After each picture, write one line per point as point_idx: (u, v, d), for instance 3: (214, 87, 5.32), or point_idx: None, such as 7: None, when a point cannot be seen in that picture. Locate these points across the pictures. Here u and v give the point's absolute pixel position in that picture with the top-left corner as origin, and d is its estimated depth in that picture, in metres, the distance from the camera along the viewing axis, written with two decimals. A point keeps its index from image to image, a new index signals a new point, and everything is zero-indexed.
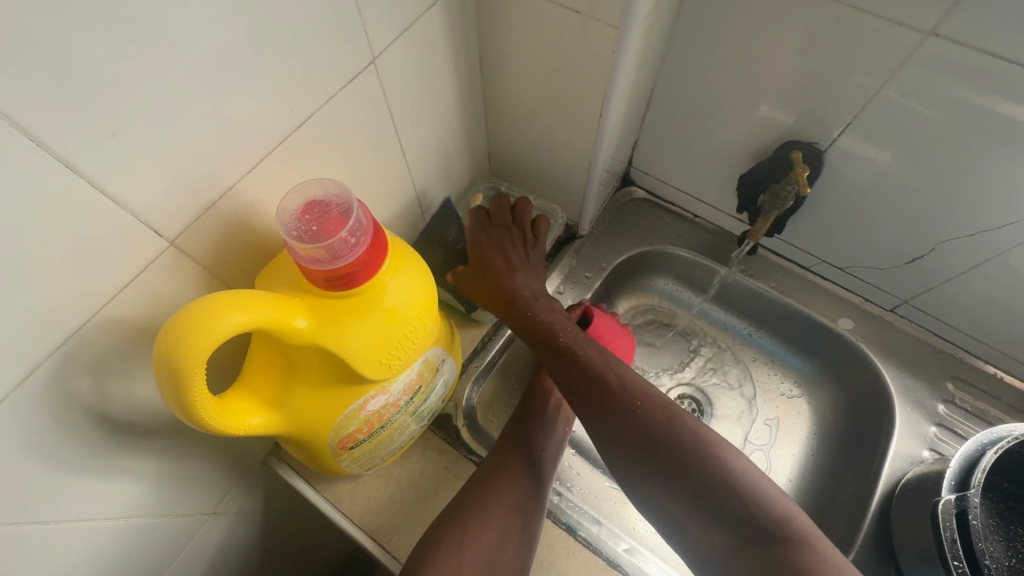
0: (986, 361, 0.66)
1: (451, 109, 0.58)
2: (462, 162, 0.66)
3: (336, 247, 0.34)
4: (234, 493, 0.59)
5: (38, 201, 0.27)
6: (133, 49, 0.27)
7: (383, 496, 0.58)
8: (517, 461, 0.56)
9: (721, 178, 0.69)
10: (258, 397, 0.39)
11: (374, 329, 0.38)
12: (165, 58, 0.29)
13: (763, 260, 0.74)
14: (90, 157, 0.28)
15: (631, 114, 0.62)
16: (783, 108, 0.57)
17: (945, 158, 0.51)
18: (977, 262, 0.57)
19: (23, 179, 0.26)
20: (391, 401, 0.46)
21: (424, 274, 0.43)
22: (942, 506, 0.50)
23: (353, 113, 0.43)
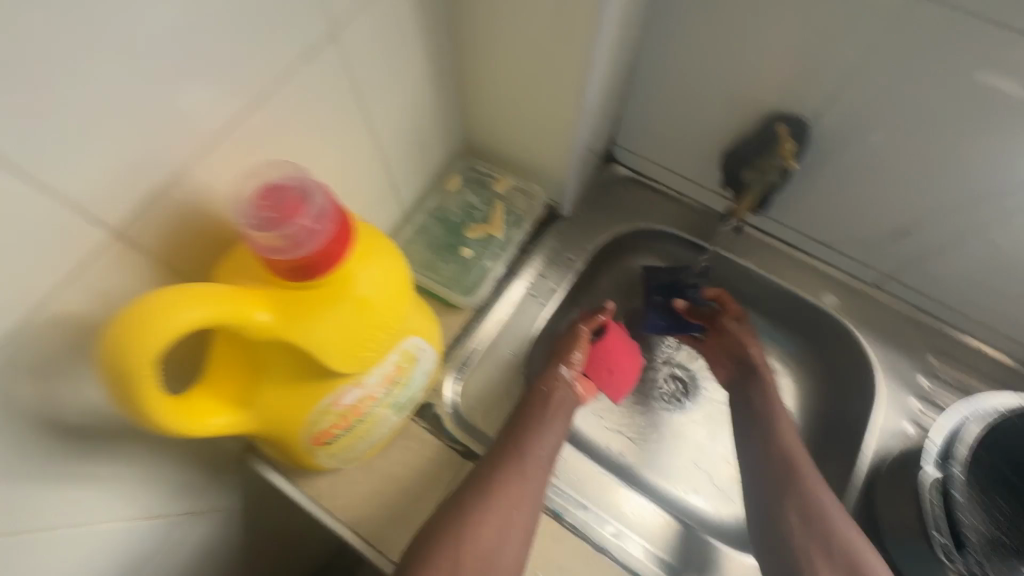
0: (968, 334, 0.66)
1: (423, 85, 0.55)
2: (438, 142, 0.63)
3: (297, 234, 0.31)
4: (210, 492, 0.56)
5: None
6: (50, 12, 0.24)
7: (365, 490, 0.57)
8: (518, 463, 0.54)
9: (706, 154, 0.67)
10: (221, 396, 0.36)
11: (345, 322, 0.36)
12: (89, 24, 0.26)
13: (748, 239, 0.73)
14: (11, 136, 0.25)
15: (613, 89, 0.60)
16: (769, 80, 0.55)
17: (932, 128, 0.50)
18: (963, 235, 0.57)
19: None
20: (367, 393, 0.44)
21: (394, 261, 0.40)
22: (925, 482, 0.51)
23: (316, 89, 0.41)
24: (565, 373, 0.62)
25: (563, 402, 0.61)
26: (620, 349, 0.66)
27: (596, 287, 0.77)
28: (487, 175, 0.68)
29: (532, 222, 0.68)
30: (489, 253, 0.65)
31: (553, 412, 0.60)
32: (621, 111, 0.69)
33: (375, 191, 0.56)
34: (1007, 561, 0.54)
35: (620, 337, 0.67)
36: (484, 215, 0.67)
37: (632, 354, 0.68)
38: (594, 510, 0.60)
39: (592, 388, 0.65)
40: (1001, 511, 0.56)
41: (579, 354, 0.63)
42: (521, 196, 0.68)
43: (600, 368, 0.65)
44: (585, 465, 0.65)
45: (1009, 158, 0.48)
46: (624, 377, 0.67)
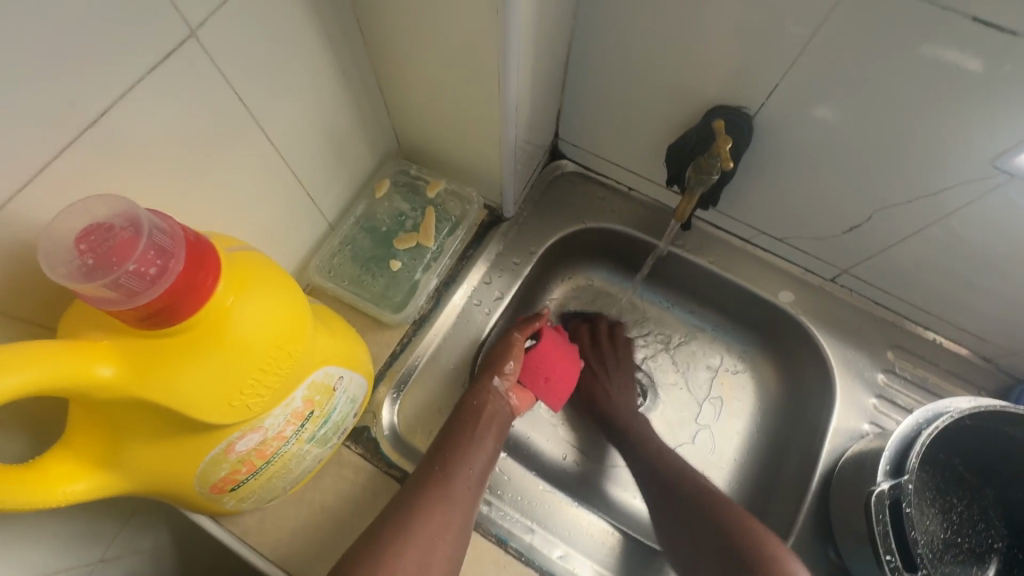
0: (925, 327, 0.64)
1: (332, 84, 0.50)
2: (360, 145, 0.59)
3: (128, 282, 0.27)
4: (124, 536, 0.52)
5: None
6: None
7: (296, 525, 0.52)
8: (443, 486, 0.50)
9: (651, 147, 0.63)
10: (81, 458, 0.32)
11: (214, 369, 0.31)
12: None
13: (700, 234, 0.70)
14: None
15: (545, 82, 0.55)
16: (709, 68, 0.51)
17: (877, 118, 0.47)
18: (916, 228, 0.54)
19: None
20: (270, 436, 0.39)
21: (283, 291, 0.35)
22: (876, 498, 0.48)
23: (183, 97, 0.36)
24: (498, 385, 0.59)
25: (496, 416, 0.58)
26: (556, 355, 0.62)
27: (545, 290, 0.74)
28: (420, 179, 0.65)
29: (468, 228, 0.66)
30: (421, 264, 0.62)
31: (484, 427, 0.56)
32: (560, 104, 0.64)
33: (285, 203, 0.51)
34: (959, 564, 0.53)
35: (554, 342, 0.63)
36: (415, 223, 0.63)
37: (570, 361, 0.64)
38: (541, 533, 0.57)
39: (526, 398, 0.62)
40: (957, 512, 0.54)
41: (512, 364, 0.59)
42: (455, 201, 0.66)
43: (535, 376, 0.61)
44: (532, 483, 0.61)
45: (958, 148, 0.45)
46: (562, 387, 0.62)
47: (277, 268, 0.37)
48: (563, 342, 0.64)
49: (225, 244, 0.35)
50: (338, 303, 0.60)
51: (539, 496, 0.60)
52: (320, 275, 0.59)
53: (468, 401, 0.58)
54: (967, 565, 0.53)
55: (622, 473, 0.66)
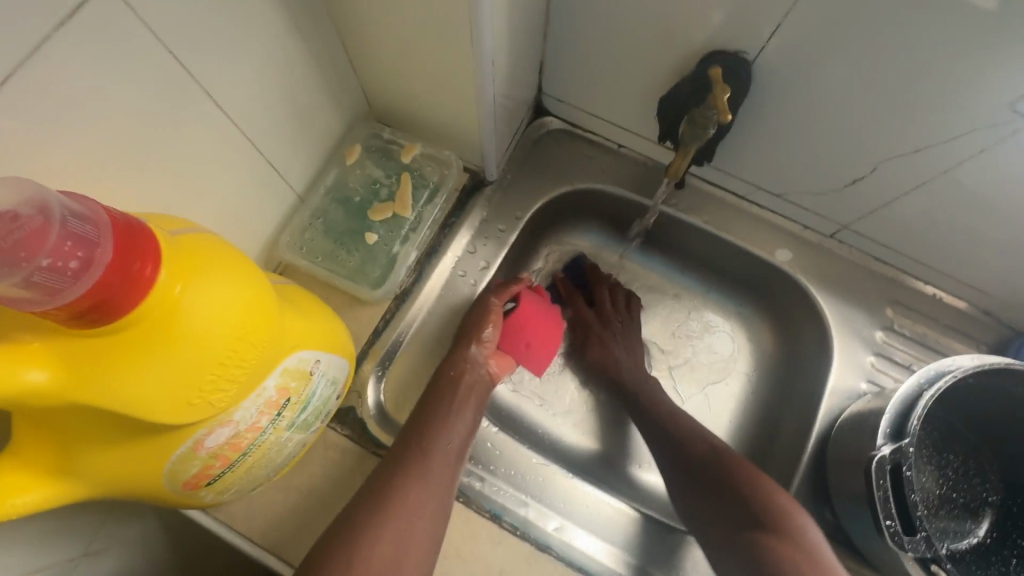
0: (925, 282, 0.62)
1: (284, 40, 0.44)
2: (324, 108, 0.54)
3: (44, 279, 0.24)
4: (111, 526, 0.50)
5: None
6: None
7: (285, 509, 0.51)
8: (421, 462, 0.48)
9: (641, 100, 0.59)
10: (32, 468, 0.30)
11: (165, 367, 0.28)
12: None
13: (695, 192, 0.66)
14: None
15: (524, 31, 0.50)
16: (702, 12, 0.46)
17: (889, 61, 0.42)
18: (919, 180, 0.51)
19: None
20: (242, 428, 0.37)
21: (236, 274, 0.32)
22: (878, 461, 0.47)
23: (98, 60, 0.31)
24: (475, 352, 0.56)
25: (474, 386, 0.56)
26: (535, 320, 0.61)
27: (534, 256, 0.71)
28: (394, 143, 0.61)
29: (447, 194, 0.61)
30: (398, 236, 0.59)
31: (461, 398, 0.54)
32: (542, 56, 0.59)
33: (245, 176, 0.47)
34: (954, 519, 0.53)
35: (533, 305, 0.61)
36: (390, 191, 0.60)
37: (553, 323, 0.63)
38: (536, 506, 0.56)
39: (507, 364, 0.60)
40: (953, 469, 0.54)
41: (491, 331, 0.57)
42: (433, 165, 0.61)
43: (516, 343, 0.61)
44: (526, 456, 0.60)
45: (976, 89, 0.41)
46: (544, 350, 0.62)
47: (230, 248, 0.33)
48: (544, 304, 0.63)
49: (167, 227, 0.31)
50: (313, 281, 0.57)
51: (533, 469, 0.59)
52: (291, 253, 0.55)
53: (445, 372, 0.55)
54: (963, 520, 0.53)
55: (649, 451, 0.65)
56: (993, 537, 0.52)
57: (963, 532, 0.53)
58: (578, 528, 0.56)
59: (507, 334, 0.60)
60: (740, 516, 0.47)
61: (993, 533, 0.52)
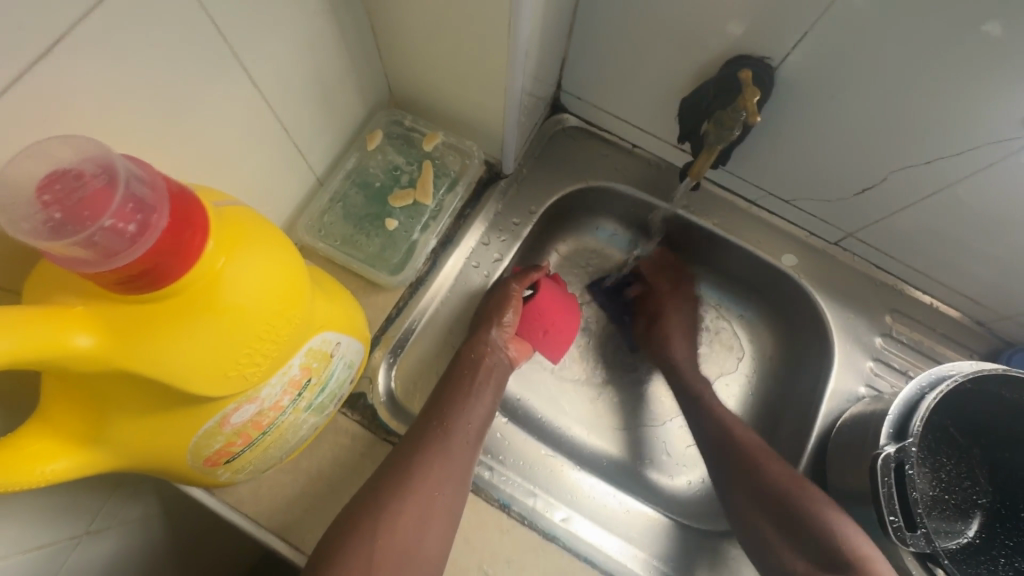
0: (922, 291, 0.65)
1: (314, 21, 0.44)
2: (347, 94, 0.53)
3: (103, 240, 0.23)
4: (114, 504, 0.49)
5: None
6: None
7: (293, 493, 0.51)
8: (444, 440, 0.49)
9: (659, 102, 0.60)
10: (63, 437, 0.29)
11: (207, 335, 0.28)
12: None
13: (706, 195, 0.68)
14: None
15: (551, 29, 0.51)
16: (729, 19, 0.47)
17: (910, 76, 0.44)
18: (927, 192, 0.53)
19: None
20: (267, 406, 0.36)
21: (275, 249, 0.32)
22: (882, 460, 0.48)
23: (141, 30, 0.30)
24: (495, 336, 0.57)
25: (493, 368, 0.56)
26: (552, 307, 0.61)
27: (545, 250, 0.71)
28: (415, 131, 0.61)
29: (466, 184, 0.62)
30: (417, 223, 0.59)
31: (483, 379, 0.55)
32: (565, 53, 0.60)
33: (268, 157, 0.47)
34: (945, 519, 0.55)
35: (551, 292, 0.62)
36: (410, 178, 0.59)
37: (570, 312, 0.63)
38: (542, 496, 0.56)
39: (525, 349, 0.61)
40: (946, 472, 0.56)
41: (511, 316, 0.58)
42: (453, 155, 0.62)
43: (534, 329, 0.61)
44: (533, 447, 0.61)
45: (990, 109, 0.43)
46: (563, 337, 0.62)
47: (268, 223, 0.33)
48: (562, 292, 0.63)
49: (210, 198, 0.31)
50: (329, 265, 0.57)
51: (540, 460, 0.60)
52: (309, 235, 0.55)
53: (466, 353, 0.56)
54: (952, 520, 0.55)
55: (649, 446, 0.66)
56: (981, 537, 0.55)
57: (952, 532, 0.55)
58: (584, 520, 0.56)
59: (524, 319, 0.61)
60: (822, 555, 0.46)
61: (981, 533, 0.55)
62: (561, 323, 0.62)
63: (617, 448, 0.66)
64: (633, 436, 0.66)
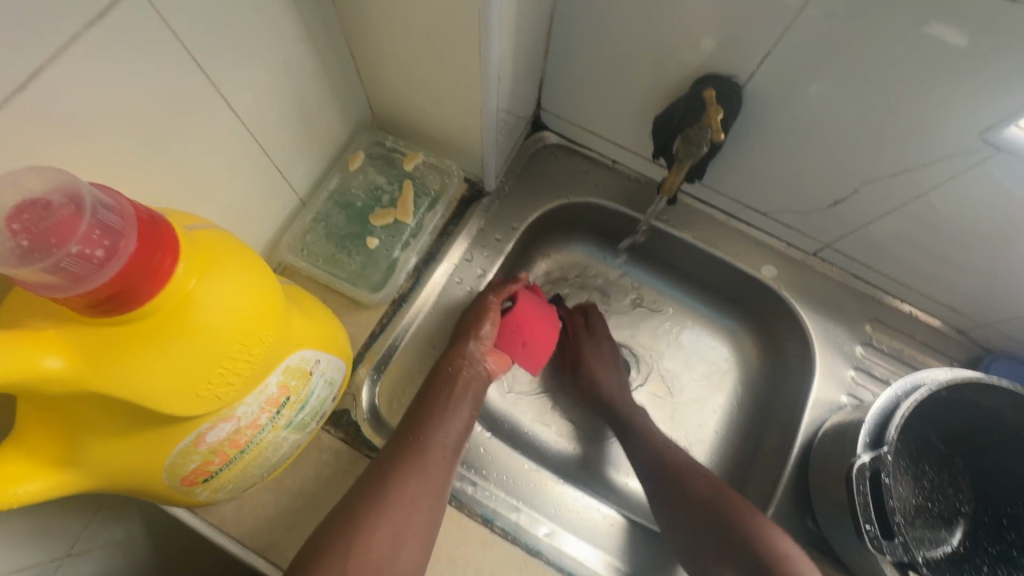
0: (901, 300, 0.65)
1: (294, 47, 0.45)
2: (329, 116, 0.55)
3: (71, 266, 0.24)
4: (96, 527, 0.49)
5: None
6: None
7: (275, 512, 0.51)
8: (417, 455, 0.49)
9: (636, 119, 0.61)
10: (37, 458, 0.30)
11: (177, 356, 0.29)
12: None
13: (685, 208, 0.69)
14: None
15: (526, 51, 0.52)
16: (695, 39, 0.49)
17: (871, 90, 0.45)
18: (896, 203, 0.54)
19: None
20: (243, 424, 0.37)
21: (247, 269, 0.33)
22: (857, 468, 0.49)
23: (120, 61, 0.32)
24: (473, 349, 0.57)
25: (471, 382, 0.57)
26: (532, 319, 0.61)
27: (529, 265, 0.72)
28: (396, 151, 0.62)
29: (447, 202, 0.63)
30: (399, 241, 0.60)
31: (460, 393, 0.55)
32: (543, 73, 0.61)
33: (249, 179, 0.48)
34: (929, 528, 0.55)
35: (530, 304, 0.62)
36: (392, 197, 0.61)
37: (549, 324, 0.63)
38: (527, 511, 0.57)
39: (504, 361, 0.61)
40: (928, 479, 0.56)
41: (488, 328, 0.58)
42: (434, 174, 0.63)
43: (512, 341, 0.61)
44: (517, 462, 0.61)
45: (948, 122, 0.44)
46: (541, 349, 0.62)
47: (241, 244, 0.34)
48: (541, 304, 0.64)
49: (184, 222, 0.32)
50: (313, 283, 0.58)
51: (524, 475, 0.60)
52: (291, 255, 0.56)
53: (443, 367, 0.56)
54: (936, 529, 0.55)
55: None
56: (965, 546, 0.54)
57: (936, 540, 0.55)
58: (568, 535, 0.56)
59: (503, 330, 0.61)
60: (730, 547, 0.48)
61: (965, 541, 0.55)
62: (540, 335, 0.62)
63: (603, 464, 0.66)
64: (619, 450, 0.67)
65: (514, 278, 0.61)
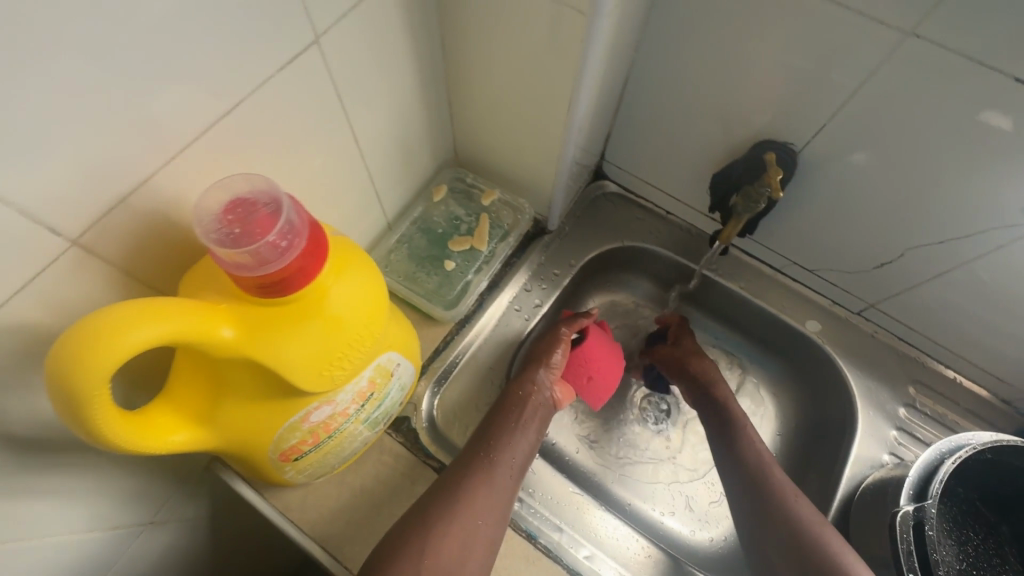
0: (945, 365, 0.67)
1: (410, 92, 0.53)
2: (423, 152, 0.62)
3: (264, 251, 0.30)
4: (174, 501, 0.54)
5: None
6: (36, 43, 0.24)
7: (336, 506, 0.55)
8: (488, 470, 0.53)
9: (694, 175, 0.67)
10: (182, 412, 0.35)
11: (312, 340, 0.35)
12: (79, 47, 0.25)
13: (734, 260, 0.73)
14: None
15: (602, 109, 0.59)
16: (756, 109, 0.55)
17: (919, 164, 0.50)
18: (941, 270, 0.57)
19: None
20: (338, 410, 0.42)
21: (371, 274, 0.39)
22: (899, 517, 0.50)
23: (294, 97, 0.39)
24: (543, 376, 0.61)
25: (539, 407, 0.60)
26: (598, 354, 0.65)
27: (582, 301, 0.77)
28: (475, 187, 0.69)
29: (517, 236, 0.69)
30: (472, 266, 0.66)
31: (529, 415, 0.59)
32: (611, 129, 0.68)
33: (355, 200, 0.55)
34: None
35: (598, 341, 0.67)
36: (468, 227, 0.67)
37: (613, 360, 0.67)
38: (569, 532, 0.58)
39: (569, 392, 0.65)
40: (972, 546, 0.55)
41: (559, 356, 0.62)
42: (508, 210, 0.69)
43: (579, 374, 0.65)
44: (561, 486, 0.63)
45: (992, 197, 0.48)
46: (605, 383, 0.66)
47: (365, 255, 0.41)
48: (607, 340, 0.68)
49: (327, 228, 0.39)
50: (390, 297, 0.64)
51: (567, 498, 0.62)
52: None
53: (514, 391, 0.60)
54: None
55: (674, 496, 0.68)
56: None
57: None
58: (608, 561, 0.57)
59: (572, 363, 0.65)
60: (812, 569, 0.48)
61: None
62: (608, 370, 0.66)
63: (641, 503, 0.67)
64: (657, 486, 0.68)
65: (585, 314, 0.66)
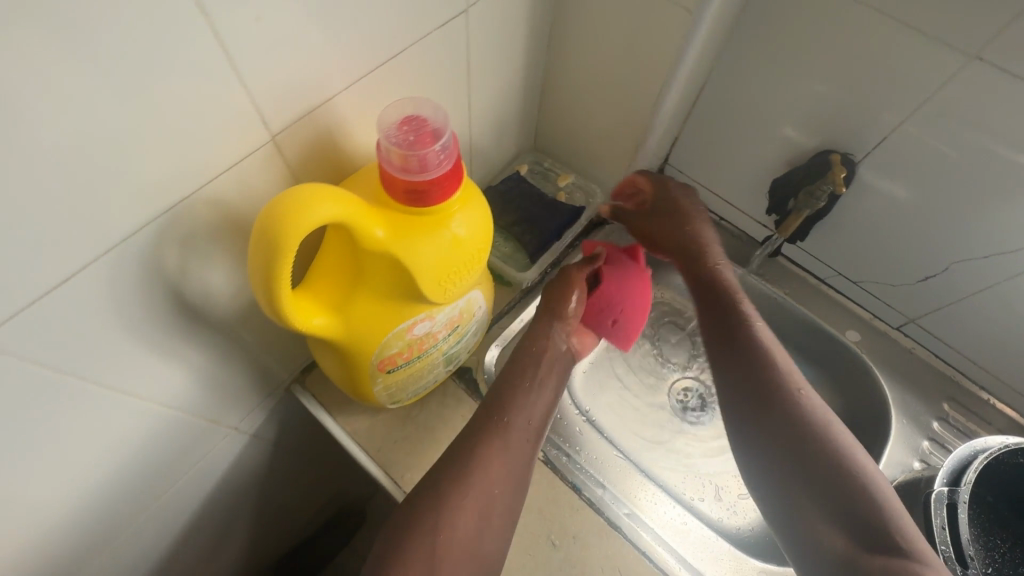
0: (982, 387, 0.70)
1: (515, 73, 0.60)
2: (511, 132, 0.69)
3: (427, 158, 0.37)
4: (257, 412, 0.60)
5: (196, 73, 0.30)
6: None
7: (399, 435, 0.60)
8: (501, 433, 0.51)
9: (753, 182, 0.72)
10: (320, 298, 0.42)
11: (433, 252, 0.41)
12: None
13: (780, 268, 0.78)
14: (241, 40, 0.31)
15: (678, 110, 0.66)
16: (822, 120, 0.61)
17: (971, 181, 0.55)
18: (981, 287, 0.61)
19: (191, 54, 0.29)
20: (434, 329, 0.48)
21: (486, 211, 0.45)
22: (935, 496, 0.53)
23: (438, 55, 0.46)
24: (557, 330, 0.59)
25: (554, 363, 0.58)
26: (619, 296, 0.62)
27: None
28: (551, 171, 0.75)
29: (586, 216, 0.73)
30: None
31: (543, 374, 0.56)
32: (679, 134, 0.74)
33: None
34: None
35: (615, 280, 0.63)
36: None
37: (637, 294, 0.63)
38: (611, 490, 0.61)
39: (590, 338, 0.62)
40: (1000, 551, 0.56)
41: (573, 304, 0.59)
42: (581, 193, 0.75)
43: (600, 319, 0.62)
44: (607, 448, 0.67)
45: None
46: (633, 323, 0.63)
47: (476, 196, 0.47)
48: (630, 271, 0.64)
49: None
50: None
51: (614, 458, 0.66)
52: None
53: (526, 346, 0.58)
54: None
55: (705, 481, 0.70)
56: None
57: None
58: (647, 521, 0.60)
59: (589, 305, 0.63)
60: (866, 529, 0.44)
61: None
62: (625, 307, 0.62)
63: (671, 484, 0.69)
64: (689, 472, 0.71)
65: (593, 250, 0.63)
